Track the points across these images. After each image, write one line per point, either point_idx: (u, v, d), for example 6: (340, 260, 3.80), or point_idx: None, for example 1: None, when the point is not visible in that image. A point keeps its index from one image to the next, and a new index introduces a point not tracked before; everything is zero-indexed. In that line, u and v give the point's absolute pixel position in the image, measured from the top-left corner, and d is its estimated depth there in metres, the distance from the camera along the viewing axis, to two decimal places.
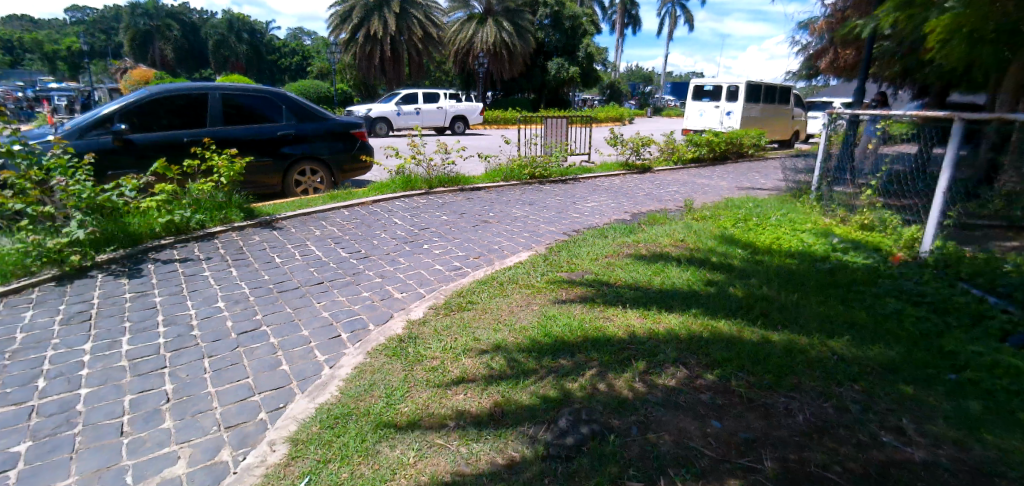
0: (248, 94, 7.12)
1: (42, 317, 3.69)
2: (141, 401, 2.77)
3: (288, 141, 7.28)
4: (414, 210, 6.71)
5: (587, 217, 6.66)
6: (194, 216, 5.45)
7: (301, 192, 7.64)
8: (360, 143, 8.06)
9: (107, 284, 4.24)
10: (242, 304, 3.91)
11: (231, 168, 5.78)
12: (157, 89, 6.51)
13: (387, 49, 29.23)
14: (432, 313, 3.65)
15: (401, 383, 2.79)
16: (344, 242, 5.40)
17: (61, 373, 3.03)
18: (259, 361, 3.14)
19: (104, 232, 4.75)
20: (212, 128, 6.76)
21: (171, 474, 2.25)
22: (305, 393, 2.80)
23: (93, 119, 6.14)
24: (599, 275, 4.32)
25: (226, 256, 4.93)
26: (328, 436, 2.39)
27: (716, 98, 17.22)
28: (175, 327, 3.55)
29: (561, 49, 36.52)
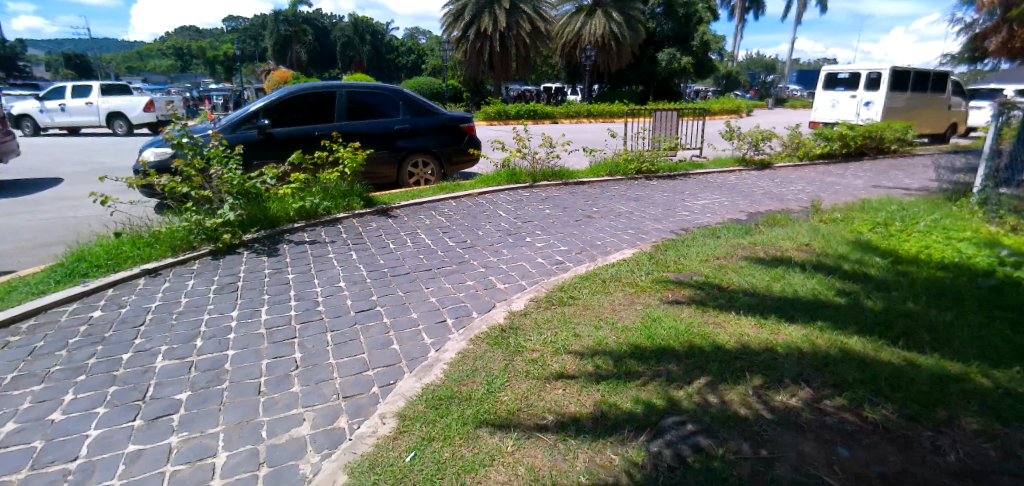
0: (370, 91, 7.68)
1: (201, 286, 4.29)
2: (275, 366, 3.11)
3: (402, 135, 7.76)
4: (517, 203, 6.80)
5: (697, 215, 6.31)
6: (322, 203, 6.01)
7: (414, 183, 8.08)
8: (469, 137, 8.35)
9: (250, 260, 4.82)
10: (359, 285, 4.24)
11: (354, 159, 6.27)
12: (294, 88, 7.25)
13: (496, 45, 29.95)
14: (533, 305, 3.68)
15: (500, 373, 2.84)
16: (451, 232, 5.63)
17: (213, 335, 3.50)
18: (372, 339, 3.38)
19: (250, 215, 5.40)
20: (339, 123, 7.39)
21: (296, 434, 2.51)
22: (412, 372, 2.96)
23: (243, 115, 6.97)
24: (710, 278, 4.07)
25: (348, 240, 5.37)
26: (432, 416, 2.51)
27: (852, 86, 15.39)
28: (303, 302, 3.95)
29: (673, 38, 34.98)
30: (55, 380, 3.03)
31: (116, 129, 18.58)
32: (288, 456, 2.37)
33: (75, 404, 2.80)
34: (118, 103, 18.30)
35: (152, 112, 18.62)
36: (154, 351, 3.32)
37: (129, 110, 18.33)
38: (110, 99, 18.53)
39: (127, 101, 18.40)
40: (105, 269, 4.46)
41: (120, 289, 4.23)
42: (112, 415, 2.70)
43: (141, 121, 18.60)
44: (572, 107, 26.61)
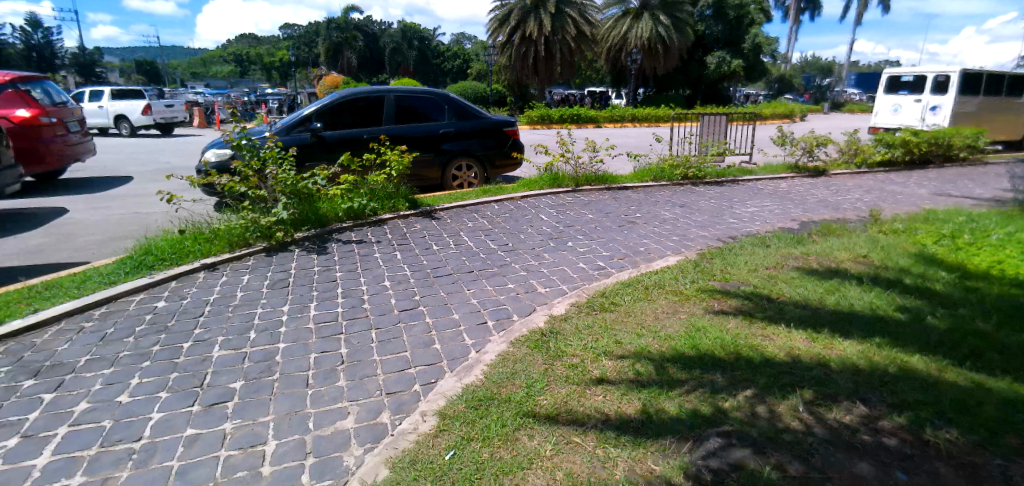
0: (416, 95, 7.87)
1: (255, 281, 4.50)
2: (322, 360, 3.23)
3: (447, 138, 7.90)
4: (560, 207, 6.79)
5: (746, 223, 6.12)
6: (369, 204, 6.19)
7: (457, 186, 8.20)
8: (512, 141, 8.43)
9: (301, 258, 5.02)
10: (403, 285, 4.34)
11: (400, 162, 6.44)
12: (345, 92, 7.50)
13: (541, 50, 30.03)
14: (574, 310, 3.67)
15: (539, 376, 2.85)
16: (493, 234, 5.68)
17: (265, 328, 3.66)
18: (414, 338, 3.45)
19: (301, 214, 5.62)
20: (387, 126, 7.59)
21: (341, 427, 2.60)
22: (453, 372, 3.01)
23: (296, 118, 7.26)
24: (758, 288, 3.94)
25: (393, 240, 5.50)
26: (472, 416, 2.55)
27: (917, 90, 14.56)
28: (349, 300, 4.08)
29: (723, 41, 34.10)
30: (123, 364, 3.25)
31: (122, 130, 19.34)
32: (333, 447, 2.45)
33: (141, 388, 3.00)
34: (119, 106, 18.99)
35: (153, 114, 19.01)
36: (212, 341, 3.51)
37: (129, 113, 18.93)
38: (117, 102, 19.18)
39: (128, 104, 18.94)
40: (169, 263, 4.75)
41: (181, 281, 4.49)
42: (174, 400, 2.88)
43: (142, 124, 19.09)
44: (616, 111, 26.32)
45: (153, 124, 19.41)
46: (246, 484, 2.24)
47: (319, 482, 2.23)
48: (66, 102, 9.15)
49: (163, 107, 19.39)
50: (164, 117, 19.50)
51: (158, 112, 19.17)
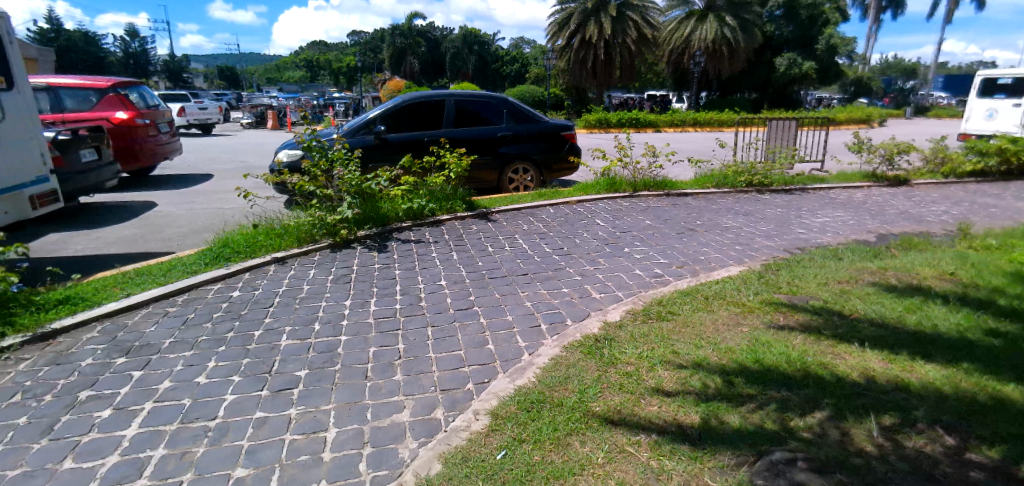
0: (476, 99, 8.01)
1: (320, 276, 4.73)
2: (380, 354, 3.35)
3: (505, 141, 7.99)
4: (616, 213, 6.70)
5: (816, 234, 5.80)
6: (428, 205, 6.36)
7: (513, 189, 8.28)
8: (569, 145, 8.42)
9: (363, 255, 5.23)
10: (459, 285, 4.43)
11: (459, 164, 6.58)
12: (408, 96, 7.75)
13: (600, 53, 29.79)
14: (630, 317, 3.61)
15: (592, 382, 2.82)
16: (548, 238, 5.69)
17: (329, 321, 3.85)
18: (469, 337, 3.52)
19: (364, 213, 5.86)
20: (447, 130, 7.78)
21: (397, 420, 2.69)
22: (506, 373, 3.04)
23: (362, 122, 7.57)
24: (828, 303, 3.72)
25: (450, 241, 5.63)
26: (523, 418, 2.56)
27: (1017, 93, 13.30)
28: (407, 297, 4.21)
29: (793, 42, 32.52)
30: (202, 348, 3.51)
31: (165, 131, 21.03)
32: (389, 439, 2.54)
33: (216, 371, 3.23)
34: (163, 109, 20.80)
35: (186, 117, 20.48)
36: (280, 330, 3.73)
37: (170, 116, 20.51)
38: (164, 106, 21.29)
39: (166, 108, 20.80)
40: (244, 255, 5.07)
41: (254, 273, 4.79)
42: (245, 384, 3.07)
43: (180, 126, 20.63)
44: (677, 115, 25.64)
45: (190, 124, 20.82)
46: (308, 467, 2.36)
47: (375, 471, 2.31)
48: (159, 105, 9.98)
49: (198, 110, 20.81)
50: (199, 118, 20.93)
51: (192, 115, 20.59)
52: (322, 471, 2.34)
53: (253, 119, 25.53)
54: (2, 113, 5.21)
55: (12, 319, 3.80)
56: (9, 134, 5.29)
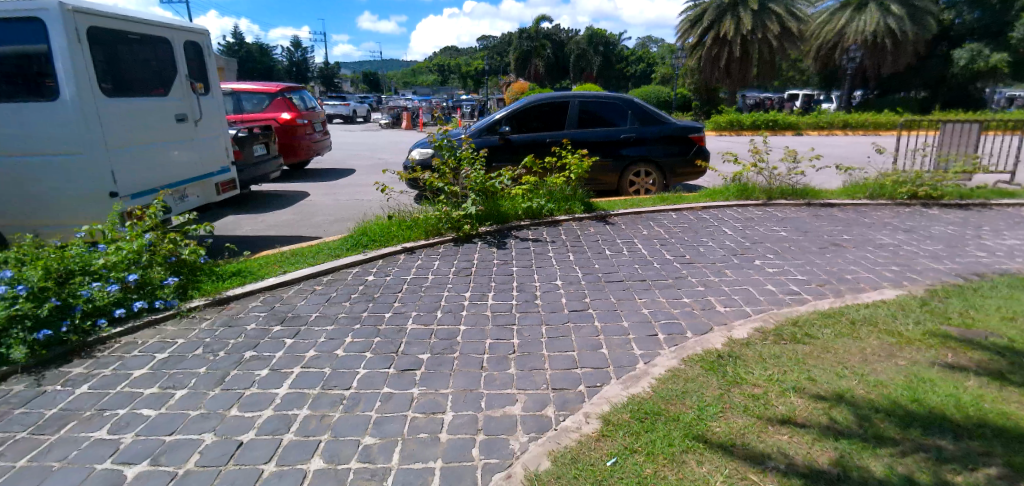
0: (600, 100, 7.94)
1: (444, 267, 5.03)
2: (496, 347, 3.47)
3: (628, 143, 7.82)
4: (747, 222, 6.23)
5: (1002, 259, 4.86)
6: (547, 205, 6.46)
7: (634, 193, 8.09)
8: (697, 148, 8.01)
9: (484, 250, 5.46)
10: (575, 286, 4.43)
11: (580, 165, 6.57)
12: (533, 98, 7.91)
13: (735, 51, 27.89)
14: (759, 336, 3.33)
15: (713, 401, 2.65)
16: (669, 245, 5.46)
17: (450, 310, 4.07)
18: (583, 339, 3.50)
19: (487, 210, 6.10)
20: (569, 131, 7.81)
21: (509, 411, 2.76)
22: (619, 379, 2.98)
23: (488, 123, 7.87)
24: (1017, 342, 3.10)
25: (567, 242, 5.65)
26: (635, 427, 2.49)
27: None
28: (523, 294, 4.31)
29: (980, 32, 27.68)
30: (341, 324, 3.91)
31: None
32: (501, 429, 2.62)
33: (352, 346, 3.58)
34: None
35: None
36: (407, 315, 4.03)
37: None
38: None
39: None
40: (379, 244, 5.56)
41: (386, 260, 5.23)
42: (376, 360, 3.37)
43: None
44: (823, 117, 23.10)
45: None
46: (426, 445, 2.53)
47: (487, 458, 2.41)
48: (315, 106, 11.30)
49: None
50: None
51: None
52: (439, 450, 2.48)
53: (391, 120, 27.91)
54: (200, 114, 6.27)
55: (199, 285, 4.56)
56: (204, 132, 6.34)
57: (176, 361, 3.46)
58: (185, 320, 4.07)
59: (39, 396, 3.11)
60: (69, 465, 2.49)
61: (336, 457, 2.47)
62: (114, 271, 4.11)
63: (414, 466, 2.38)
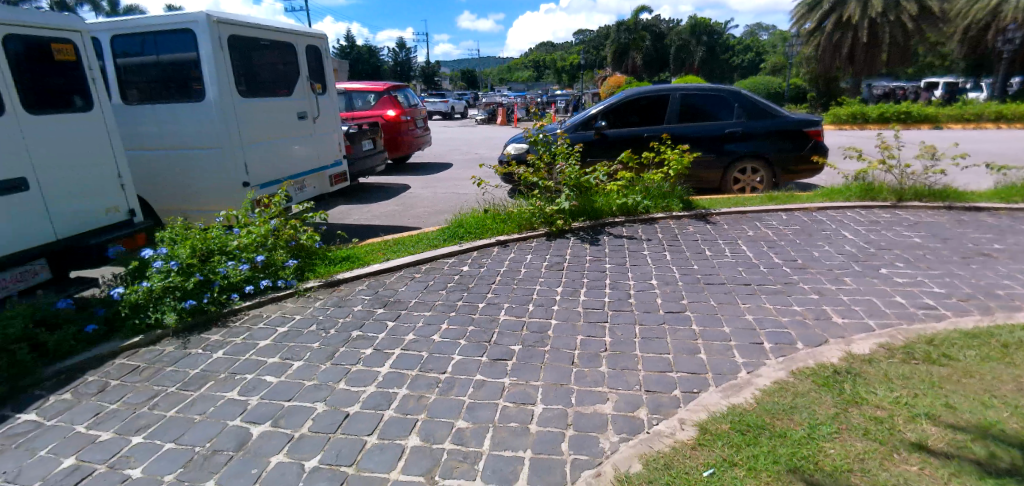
0: (704, 93, 7.54)
1: (536, 261, 5.07)
2: (588, 343, 3.44)
3: (733, 138, 7.35)
4: (871, 225, 5.61)
5: None
6: (643, 202, 6.28)
7: (738, 190, 7.65)
8: (813, 144, 7.37)
9: (576, 246, 5.43)
10: (671, 286, 4.27)
11: (680, 162, 6.30)
12: (631, 92, 7.69)
13: (861, 36, 25.14)
14: (884, 353, 2.99)
15: (828, 419, 2.42)
16: (778, 247, 5.07)
17: (542, 304, 4.10)
18: (679, 342, 3.36)
19: (580, 206, 6.05)
20: (669, 125, 7.52)
21: (600, 410, 2.73)
22: (719, 387, 2.83)
23: (584, 117, 7.78)
24: None
25: (663, 240, 5.45)
26: (736, 439, 2.35)
27: None
28: (616, 292, 4.22)
29: None
30: (438, 311, 4.10)
31: None
32: (591, 426, 2.59)
33: (447, 332, 3.73)
34: None
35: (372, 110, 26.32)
36: (500, 306, 4.12)
37: None
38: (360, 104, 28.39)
39: None
40: (474, 236, 5.73)
41: (481, 252, 5.38)
42: (470, 348, 3.49)
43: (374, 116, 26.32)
44: (971, 108, 20.13)
45: None
46: (517, 434, 2.57)
47: (576, 454, 2.40)
48: (418, 103, 11.87)
49: None
50: None
51: None
52: (529, 441, 2.52)
53: (487, 116, 28.58)
54: (319, 111, 6.85)
55: (314, 267, 5.00)
56: (321, 128, 6.92)
57: (294, 335, 3.83)
58: (302, 298, 4.49)
59: (185, 356, 3.59)
60: (208, 419, 2.85)
61: (431, 437, 2.59)
62: (245, 251, 4.61)
63: (505, 453, 2.44)
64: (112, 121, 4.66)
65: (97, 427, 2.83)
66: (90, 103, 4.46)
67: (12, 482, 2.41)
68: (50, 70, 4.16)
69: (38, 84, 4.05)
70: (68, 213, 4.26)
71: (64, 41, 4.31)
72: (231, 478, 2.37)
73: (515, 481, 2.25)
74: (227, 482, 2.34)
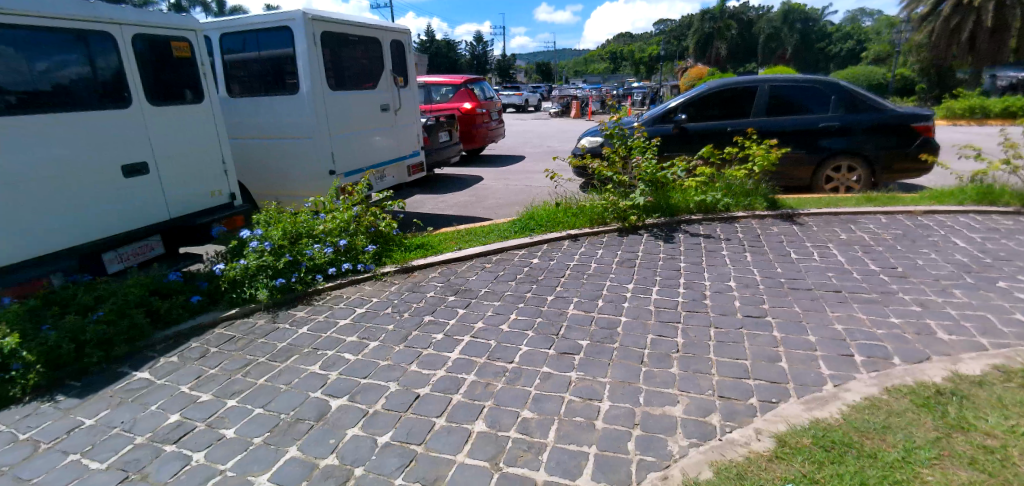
0: (797, 84, 7.04)
1: (607, 256, 4.99)
2: (658, 343, 3.34)
3: (828, 133, 6.82)
4: (989, 232, 5.00)
5: None
6: (723, 199, 5.99)
7: (830, 190, 7.11)
8: (921, 140, 6.69)
9: (650, 243, 5.28)
10: (751, 289, 4.05)
11: (766, 157, 5.94)
12: (715, 83, 7.33)
13: (986, 19, 22.35)
14: (1000, 376, 2.67)
15: (928, 442, 2.21)
16: (875, 253, 4.65)
17: (612, 300, 4.04)
18: (758, 349, 3.19)
19: (655, 202, 5.88)
20: (755, 119, 7.10)
21: (669, 412, 2.65)
22: (801, 399, 2.65)
23: (662, 110, 7.52)
24: None
25: (744, 240, 5.18)
26: (818, 455, 2.20)
27: None
28: (690, 292, 4.07)
29: None
30: (507, 302, 4.15)
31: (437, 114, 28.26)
32: (660, 428, 2.53)
33: (516, 323, 3.78)
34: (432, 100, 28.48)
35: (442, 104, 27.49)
36: (569, 300, 4.11)
37: None
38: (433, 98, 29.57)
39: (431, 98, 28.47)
40: (545, 228, 5.73)
41: (551, 245, 5.38)
42: (537, 340, 3.51)
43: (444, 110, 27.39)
44: None
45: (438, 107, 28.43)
46: (582, 429, 2.56)
47: (643, 454, 2.35)
48: (493, 96, 12.02)
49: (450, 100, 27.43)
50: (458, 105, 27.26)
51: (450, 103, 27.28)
52: (594, 437, 2.50)
53: (560, 108, 28.39)
54: (400, 103, 7.12)
55: (391, 253, 5.22)
56: (401, 120, 7.19)
57: (371, 316, 4.04)
58: (379, 282, 4.71)
59: (274, 330, 3.90)
60: (292, 390, 3.08)
61: (497, 424, 2.64)
62: (330, 235, 4.90)
63: (569, 447, 2.44)
64: (218, 112, 5.11)
65: (199, 388, 3.15)
66: (200, 96, 4.90)
67: (129, 431, 2.75)
68: (169, 66, 4.62)
69: (158, 79, 4.52)
70: (180, 195, 4.73)
71: (182, 40, 4.77)
72: (312, 446, 2.55)
73: (579, 475, 2.24)
74: (308, 449, 2.52)
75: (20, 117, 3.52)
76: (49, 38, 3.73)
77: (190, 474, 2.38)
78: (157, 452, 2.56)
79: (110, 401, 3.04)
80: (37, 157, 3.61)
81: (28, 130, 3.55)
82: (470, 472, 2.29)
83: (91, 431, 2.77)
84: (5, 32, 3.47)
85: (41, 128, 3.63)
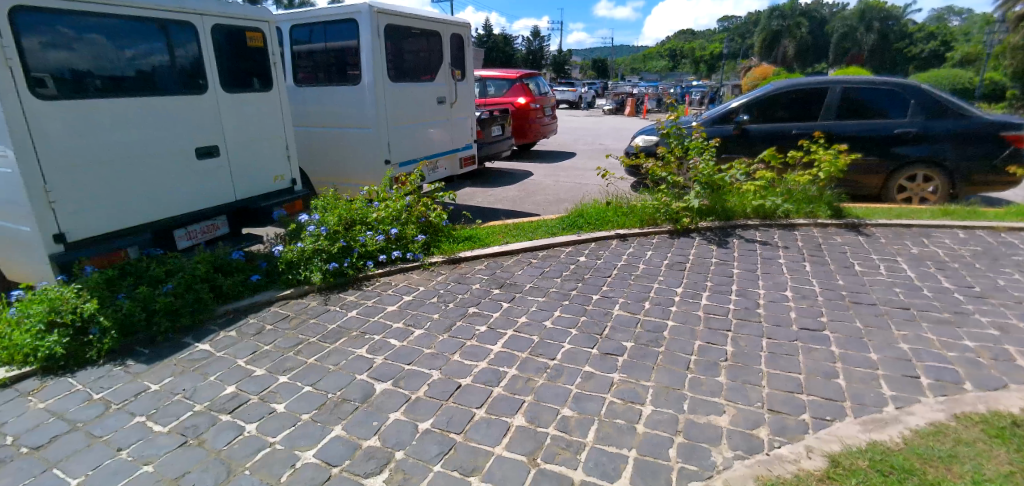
0: (873, 87, 6.61)
1: (657, 258, 4.88)
2: (706, 350, 3.25)
3: (905, 141, 6.38)
4: None
5: None
6: (783, 205, 5.75)
7: (902, 200, 6.69)
8: (1011, 151, 6.11)
9: (702, 247, 5.13)
10: (809, 301, 3.86)
11: (833, 164, 5.63)
12: (782, 84, 7.00)
13: None
14: None
15: (1000, 475, 2.04)
16: (950, 270, 4.33)
17: (659, 302, 3.95)
18: (815, 363, 3.04)
19: (711, 205, 5.68)
20: (824, 123, 6.74)
21: (715, 421, 2.57)
22: (859, 419, 2.51)
23: (723, 111, 7.27)
24: None
25: (804, 249, 4.94)
26: (875, 479, 2.08)
27: None
28: (743, 300, 3.92)
29: None
30: (552, 298, 4.14)
31: None
32: (703, 437, 2.46)
33: (560, 320, 3.77)
34: None
35: None
36: (615, 299, 4.06)
37: None
38: None
39: None
40: (593, 227, 5.68)
41: (599, 244, 5.31)
42: (580, 338, 3.48)
43: None
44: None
45: None
46: (623, 432, 2.53)
47: (684, 463, 2.29)
48: (548, 92, 11.95)
49: None
50: None
51: None
52: (635, 441, 2.46)
53: (614, 107, 27.98)
54: (455, 96, 7.23)
55: (440, 243, 5.30)
56: (457, 113, 7.30)
57: (418, 305, 4.14)
58: (427, 271, 4.82)
59: (326, 312, 4.06)
60: (340, 370, 3.20)
61: (537, 420, 2.64)
62: (382, 224, 5.04)
63: (608, 448, 2.41)
64: (284, 100, 5.33)
65: (254, 363, 3.32)
66: (269, 85, 5.14)
67: (190, 399, 2.94)
68: (242, 55, 4.87)
69: (232, 67, 4.78)
70: (246, 178, 5.00)
71: (256, 30, 5.01)
72: (356, 427, 2.64)
73: (617, 478, 2.21)
74: (353, 429, 2.61)
75: (109, 100, 3.82)
76: (136, 27, 4.01)
77: (243, 445, 2.52)
78: (214, 420, 2.73)
79: (174, 369, 3.26)
80: (122, 137, 3.91)
81: (115, 112, 3.85)
82: (508, 465, 2.31)
83: (157, 396, 2.99)
84: (100, 21, 3.77)
85: (126, 111, 3.92)
